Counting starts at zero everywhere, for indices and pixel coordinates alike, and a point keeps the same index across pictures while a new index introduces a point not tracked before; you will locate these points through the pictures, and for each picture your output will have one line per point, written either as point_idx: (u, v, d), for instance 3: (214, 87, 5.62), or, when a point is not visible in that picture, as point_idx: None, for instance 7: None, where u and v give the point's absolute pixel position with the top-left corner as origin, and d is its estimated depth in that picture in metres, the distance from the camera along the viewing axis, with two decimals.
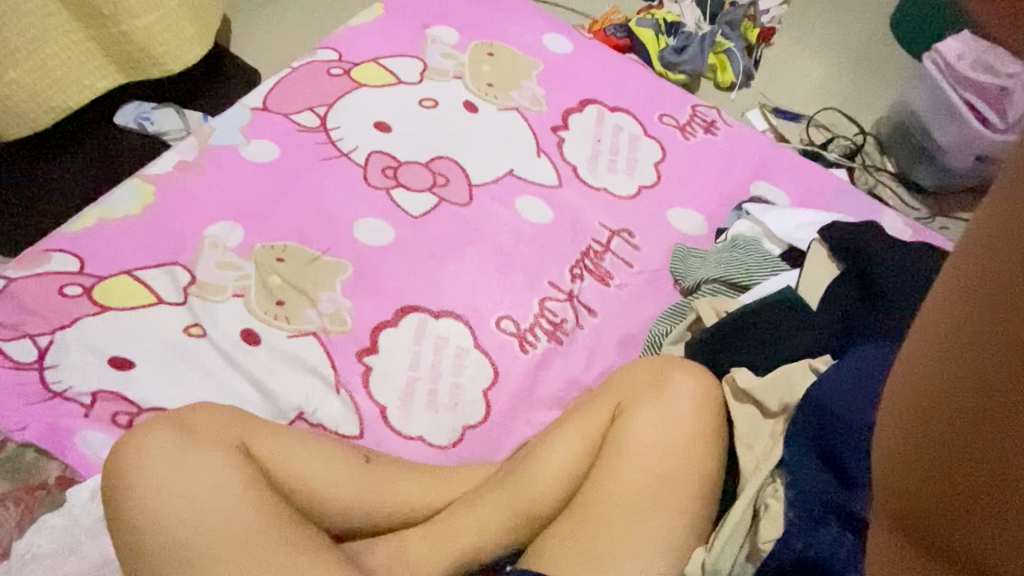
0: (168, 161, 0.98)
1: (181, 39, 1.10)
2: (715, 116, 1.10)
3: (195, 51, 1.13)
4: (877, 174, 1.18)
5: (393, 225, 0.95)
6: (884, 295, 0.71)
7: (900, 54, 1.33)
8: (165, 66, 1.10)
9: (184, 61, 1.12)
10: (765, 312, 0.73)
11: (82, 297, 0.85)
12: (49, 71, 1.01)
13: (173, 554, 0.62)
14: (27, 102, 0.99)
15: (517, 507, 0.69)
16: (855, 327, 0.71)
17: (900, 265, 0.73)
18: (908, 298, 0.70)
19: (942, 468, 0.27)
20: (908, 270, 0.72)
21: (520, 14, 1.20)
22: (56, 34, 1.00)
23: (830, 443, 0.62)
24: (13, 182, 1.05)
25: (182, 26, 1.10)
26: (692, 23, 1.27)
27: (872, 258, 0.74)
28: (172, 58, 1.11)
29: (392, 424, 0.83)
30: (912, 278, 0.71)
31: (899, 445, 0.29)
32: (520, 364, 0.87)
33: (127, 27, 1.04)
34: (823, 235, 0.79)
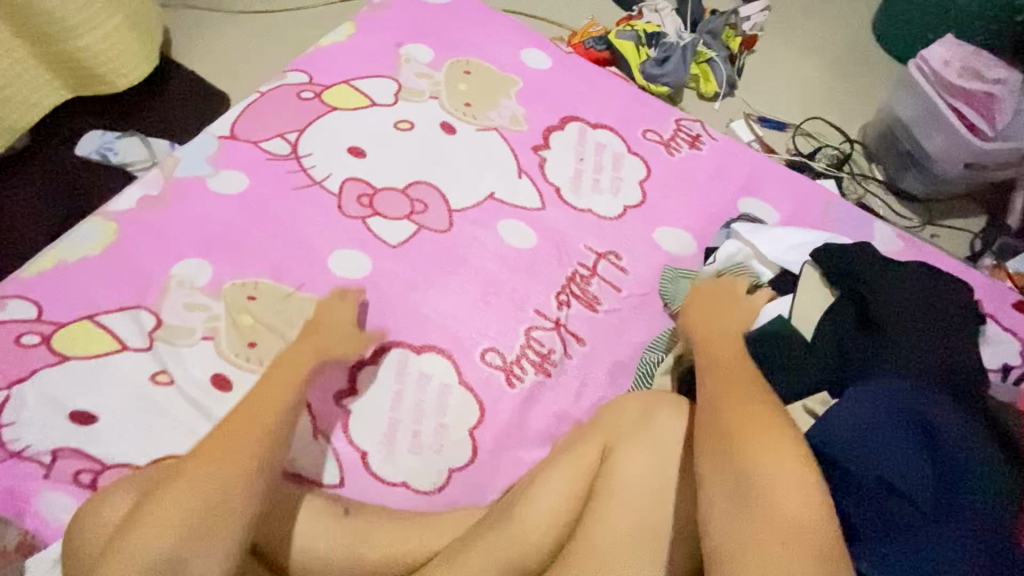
0: (131, 196, 0.93)
1: (126, 58, 1.08)
2: (700, 129, 1.07)
3: (143, 66, 1.11)
4: (866, 183, 1.16)
5: (370, 256, 0.91)
6: (880, 320, 0.69)
7: (883, 59, 1.32)
8: (112, 84, 1.08)
9: (129, 80, 1.10)
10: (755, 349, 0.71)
11: (40, 346, 0.80)
12: None
13: None
14: None
15: (506, 558, 0.65)
16: (855, 361, 0.68)
17: (899, 291, 0.71)
18: (908, 327, 0.67)
19: (705, 478, 0.54)
20: (907, 296, 0.70)
21: (497, 29, 1.16)
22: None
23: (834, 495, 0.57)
24: None
25: (127, 44, 1.07)
26: (673, 32, 1.24)
27: (869, 286, 0.72)
28: (115, 76, 1.08)
29: (374, 470, 0.79)
30: (911, 306, 0.69)
31: (717, 484, 0.52)
32: (507, 400, 0.83)
33: (68, 46, 1.02)
34: (814, 258, 0.78)
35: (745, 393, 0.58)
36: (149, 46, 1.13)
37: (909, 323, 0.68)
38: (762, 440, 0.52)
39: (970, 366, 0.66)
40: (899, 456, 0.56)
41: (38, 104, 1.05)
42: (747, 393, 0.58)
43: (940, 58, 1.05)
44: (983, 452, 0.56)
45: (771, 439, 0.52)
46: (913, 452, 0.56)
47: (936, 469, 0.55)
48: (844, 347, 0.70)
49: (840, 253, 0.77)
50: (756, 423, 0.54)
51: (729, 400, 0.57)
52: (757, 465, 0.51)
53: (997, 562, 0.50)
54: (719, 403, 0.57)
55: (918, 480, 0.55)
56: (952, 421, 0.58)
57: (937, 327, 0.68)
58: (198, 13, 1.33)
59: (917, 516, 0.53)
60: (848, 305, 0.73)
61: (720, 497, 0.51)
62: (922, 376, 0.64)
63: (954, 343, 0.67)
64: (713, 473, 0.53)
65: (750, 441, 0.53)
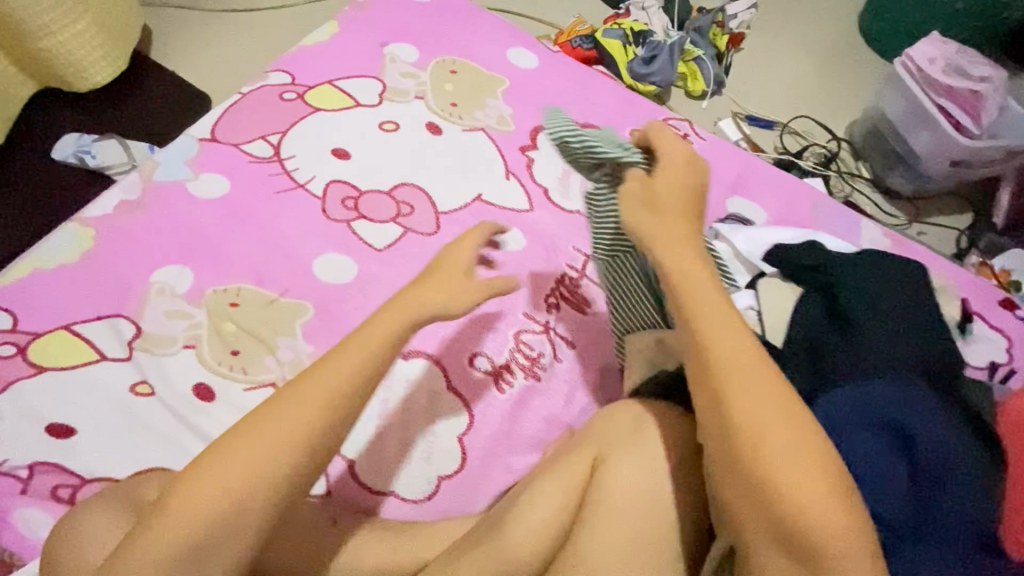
0: (109, 201, 0.91)
1: (86, 63, 1.07)
2: (688, 129, 1.07)
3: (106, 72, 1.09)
4: (853, 181, 1.17)
5: (356, 261, 0.89)
6: (860, 325, 0.66)
7: (869, 56, 1.32)
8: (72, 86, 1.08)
9: (91, 82, 1.09)
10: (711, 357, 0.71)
11: (16, 358, 0.78)
12: None
13: None
14: None
15: (497, 569, 0.64)
16: (829, 360, 0.66)
17: (866, 280, 0.70)
18: (878, 317, 0.66)
19: (733, 505, 0.48)
20: (874, 285, 0.69)
21: (483, 27, 1.15)
22: None
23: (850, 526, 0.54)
24: None
25: (91, 48, 1.06)
26: (660, 30, 1.23)
27: (837, 278, 0.71)
28: (76, 78, 1.08)
29: (362, 479, 0.78)
30: (878, 295, 0.68)
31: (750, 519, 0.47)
32: (496, 406, 0.82)
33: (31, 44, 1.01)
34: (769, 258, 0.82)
35: (771, 414, 0.47)
36: (119, 50, 1.12)
37: (889, 325, 0.66)
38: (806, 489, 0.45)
39: (951, 365, 0.64)
40: (879, 478, 0.54)
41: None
42: (766, 404, 0.47)
43: (926, 55, 1.05)
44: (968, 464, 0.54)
45: (814, 482, 0.45)
46: (892, 470, 0.55)
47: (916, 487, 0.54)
48: (827, 356, 0.66)
49: (804, 254, 0.77)
50: (781, 436, 0.46)
51: (753, 421, 0.47)
52: (807, 521, 0.44)
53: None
54: (736, 418, 0.48)
55: (898, 501, 0.53)
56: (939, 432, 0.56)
57: (905, 310, 0.67)
58: (176, 11, 1.30)
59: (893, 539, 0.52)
60: (819, 299, 0.72)
61: (773, 557, 0.46)
62: (901, 371, 0.62)
63: (938, 341, 0.65)
64: (753, 533, 0.47)
65: (795, 496, 0.45)
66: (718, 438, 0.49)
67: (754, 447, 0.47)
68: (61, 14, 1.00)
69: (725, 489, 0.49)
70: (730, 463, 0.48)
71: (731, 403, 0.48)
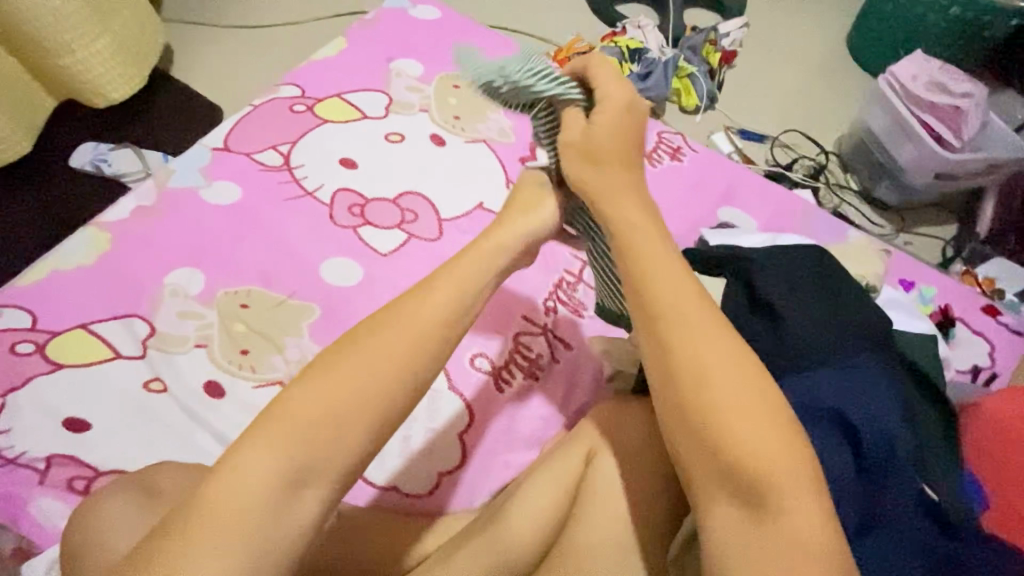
0: (126, 206, 0.95)
1: (106, 79, 1.09)
2: (681, 141, 1.11)
3: (124, 87, 1.12)
4: (841, 192, 1.21)
5: (361, 265, 0.93)
6: (790, 320, 0.67)
7: (858, 74, 1.37)
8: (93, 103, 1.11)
9: (108, 99, 1.11)
10: None
11: (35, 355, 0.81)
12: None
13: None
14: None
15: (497, 559, 0.66)
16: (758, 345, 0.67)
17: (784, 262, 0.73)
18: (797, 296, 0.69)
19: (688, 462, 0.50)
20: (793, 265, 0.73)
21: (485, 44, 1.20)
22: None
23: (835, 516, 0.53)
24: None
25: (110, 65, 1.09)
26: (655, 48, 1.28)
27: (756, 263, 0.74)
28: (94, 95, 1.10)
29: (366, 475, 0.80)
30: (795, 273, 0.72)
31: (704, 476, 0.49)
32: (496, 404, 0.85)
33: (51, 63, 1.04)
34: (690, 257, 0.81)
35: (727, 380, 0.50)
36: (136, 68, 1.14)
37: (813, 315, 0.68)
38: (756, 440, 0.48)
39: (878, 328, 0.68)
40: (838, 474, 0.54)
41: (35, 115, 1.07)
42: (723, 361, 0.51)
43: (907, 73, 1.10)
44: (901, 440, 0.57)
45: (762, 436, 0.48)
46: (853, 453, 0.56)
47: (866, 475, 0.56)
48: (766, 356, 0.66)
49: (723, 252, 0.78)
50: (738, 393, 0.49)
51: (710, 375, 0.50)
52: (759, 472, 0.47)
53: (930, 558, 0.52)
54: (699, 376, 0.50)
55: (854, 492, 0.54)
56: (878, 415, 0.58)
57: (820, 284, 0.71)
58: (191, 28, 1.36)
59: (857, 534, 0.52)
60: (738, 287, 0.74)
61: (725, 513, 0.48)
62: (841, 348, 0.65)
63: (859, 323, 0.68)
64: (707, 490, 0.49)
65: (746, 448, 0.47)
66: (675, 401, 0.51)
67: (708, 405, 0.49)
68: (81, 34, 1.03)
69: (680, 450, 0.51)
70: (685, 425, 0.50)
71: (685, 368, 0.51)
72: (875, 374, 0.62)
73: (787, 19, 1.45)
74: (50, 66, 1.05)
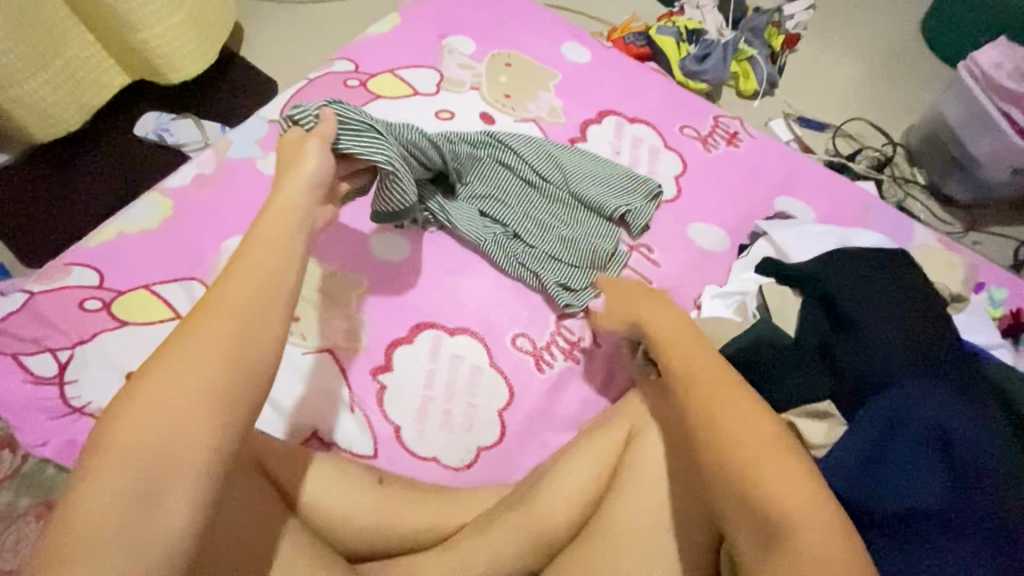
0: (186, 173, 0.98)
1: (182, 54, 1.11)
2: (738, 127, 1.07)
3: (197, 62, 1.14)
4: (907, 186, 1.15)
5: (408, 240, 0.93)
6: (868, 331, 0.68)
7: (932, 61, 1.29)
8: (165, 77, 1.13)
9: (184, 73, 1.13)
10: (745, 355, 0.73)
11: (101, 311, 0.86)
12: (65, 78, 1.04)
13: None
14: (52, 107, 1.04)
15: (532, 534, 0.67)
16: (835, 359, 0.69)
17: (859, 271, 0.72)
18: (876, 308, 0.69)
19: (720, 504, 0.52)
20: (868, 274, 0.72)
21: (539, 23, 1.18)
22: (73, 37, 1.03)
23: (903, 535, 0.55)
24: (47, 192, 1.10)
25: (185, 40, 1.10)
26: (714, 29, 1.23)
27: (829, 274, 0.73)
28: (172, 69, 1.12)
29: (406, 443, 0.82)
30: (871, 284, 0.71)
31: (731, 513, 0.51)
32: (535, 384, 0.85)
33: (132, 38, 1.06)
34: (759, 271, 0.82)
35: (738, 424, 0.52)
36: (208, 43, 1.16)
37: (892, 327, 0.67)
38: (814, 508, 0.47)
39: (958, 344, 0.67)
40: (907, 475, 0.57)
41: (106, 87, 1.11)
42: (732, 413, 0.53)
43: (991, 60, 1.02)
44: (988, 449, 0.57)
45: (800, 499, 0.48)
46: (931, 470, 0.57)
47: (949, 479, 0.56)
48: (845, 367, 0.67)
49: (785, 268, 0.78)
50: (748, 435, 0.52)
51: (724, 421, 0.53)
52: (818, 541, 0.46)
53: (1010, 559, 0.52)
54: (715, 425, 0.53)
55: (934, 492, 0.55)
56: (961, 426, 0.58)
57: (903, 296, 0.69)
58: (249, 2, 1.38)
59: (933, 530, 0.54)
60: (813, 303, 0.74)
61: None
62: (922, 364, 0.64)
63: (938, 336, 0.67)
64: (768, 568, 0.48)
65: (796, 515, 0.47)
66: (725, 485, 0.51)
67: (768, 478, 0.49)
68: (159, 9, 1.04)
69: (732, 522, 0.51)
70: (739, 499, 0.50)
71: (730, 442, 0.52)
72: (954, 394, 0.61)
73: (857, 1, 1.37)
74: (129, 40, 1.07)
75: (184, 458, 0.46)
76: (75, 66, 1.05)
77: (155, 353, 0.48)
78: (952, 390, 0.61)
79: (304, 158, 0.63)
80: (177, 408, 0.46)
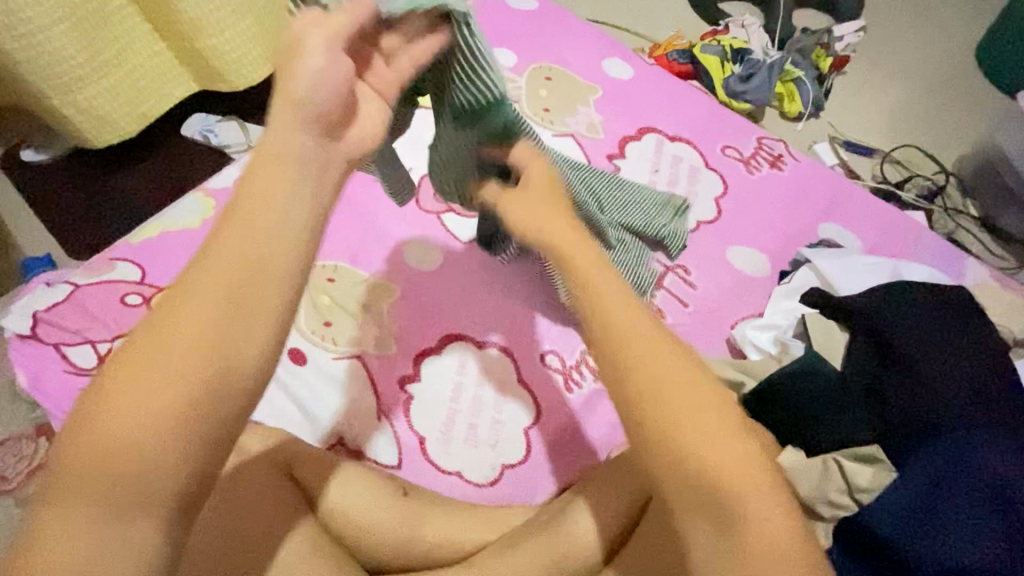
0: (229, 175, 1.00)
1: (246, 61, 1.12)
2: (782, 149, 1.05)
3: (259, 68, 1.15)
4: (958, 217, 1.10)
5: (442, 250, 0.93)
6: (925, 376, 0.64)
7: (987, 89, 1.24)
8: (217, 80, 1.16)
9: (247, 79, 1.15)
10: (790, 381, 0.68)
11: (141, 306, 0.88)
12: (129, 84, 1.07)
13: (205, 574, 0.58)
14: (110, 112, 1.07)
15: (557, 562, 0.65)
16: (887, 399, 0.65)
17: (916, 313, 0.68)
18: (932, 354, 0.65)
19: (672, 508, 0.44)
20: (925, 317, 0.68)
21: (582, 38, 1.17)
22: (141, 44, 1.06)
23: None
24: (99, 188, 1.15)
25: (250, 47, 1.11)
26: (759, 49, 1.21)
27: (884, 313, 0.69)
28: (237, 75, 1.13)
29: (430, 457, 0.81)
30: (928, 329, 0.67)
31: (689, 518, 0.43)
32: (563, 403, 0.84)
33: (198, 44, 1.08)
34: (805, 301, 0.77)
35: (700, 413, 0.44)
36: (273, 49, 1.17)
37: (949, 374, 0.64)
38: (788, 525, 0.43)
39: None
40: (957, 532, 0.56)
41: (166, 95, 1.13)
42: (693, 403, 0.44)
43: None
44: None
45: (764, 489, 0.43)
46: (985, 528, 0.55)
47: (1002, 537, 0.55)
48: (898, 408, 0.64)
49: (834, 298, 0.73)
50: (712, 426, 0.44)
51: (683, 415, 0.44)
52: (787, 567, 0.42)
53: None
54: (669, 416, 0.44)
55: (983, 551, 0.54)
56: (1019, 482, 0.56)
57: (962, 341, 0.66)
58: None
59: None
60: (865, 338, 0.70)
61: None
62: (981, 415, 0.61)
63: (1001, 385, 0.63)
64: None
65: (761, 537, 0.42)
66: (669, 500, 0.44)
67: (729, 492, 0.43)
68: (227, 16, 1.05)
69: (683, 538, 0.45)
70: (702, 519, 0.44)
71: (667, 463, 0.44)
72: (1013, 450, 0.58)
73: (910, 24, 1.33)
74: (196, 46, 1.08)
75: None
76: (139, 72, 1.08)
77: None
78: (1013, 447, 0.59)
79: (327, 47, 0.48)
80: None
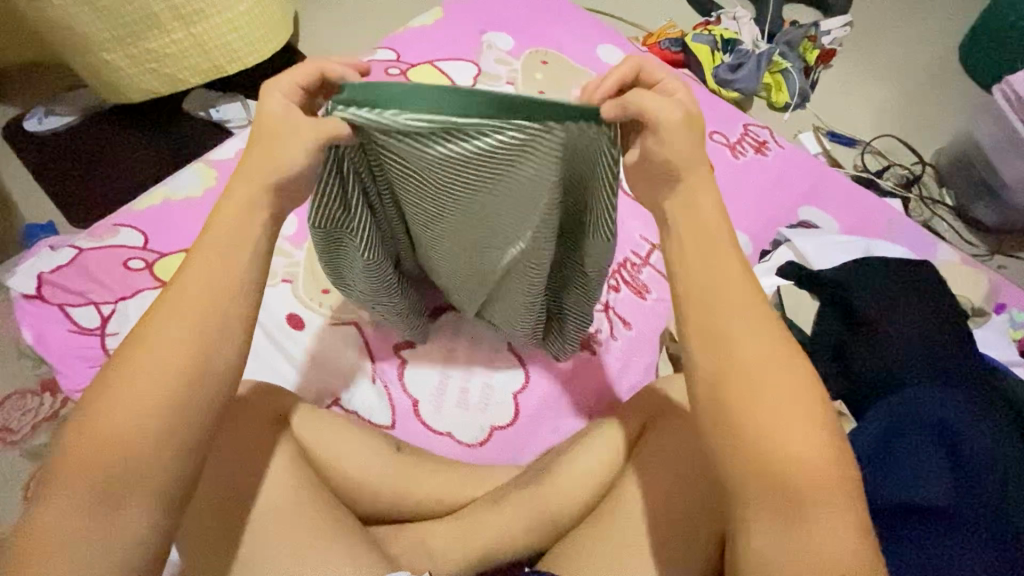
0: (229, 148, 1.02)
1: (253, 34, 1.14)
2: (767, 136, 1.09)
3: (267, 47, 1.17)
4: (933, 206, 1.16)
5: None
6: (886, 340, 0.69)
7: (968, 84, 1.29)
8: (236, 60, 1.15)
9: (243, 63, 1.16)
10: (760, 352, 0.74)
11: (144, 271, 0.90)
12: (131, 63, 1.09)
13: (203, 511, 0.62)
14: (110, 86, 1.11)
15: (541, 512, 0.69)
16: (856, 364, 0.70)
17: (882, 287, 0.72)
18: (894, 322, 0.70)
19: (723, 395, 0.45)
20: (890, 290, 0.72)
21: (576, 21, 1.20)
22: (156, 34, 1.05)
23: (908, 527, 0.56)
24: (100, 159, 1.17)
25: (250, 28, 1.13)
26: (749, 40, 1.25)
27: (854, 287, 0.73)
28: (232, 61, 1.14)
29: (423, 418, 0.85)
30: (895, 301, 0.71)
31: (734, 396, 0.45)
32: (551, 369, 0.88)
33: (204, 26, 1.08)
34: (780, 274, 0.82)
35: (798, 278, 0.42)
36: (274, 35, 1.18)
37: (910, 338, 0.68)
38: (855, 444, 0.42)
39: (978, 360, 0.68)
40: (914, 473, 0.59)
41: (177, 81, 1.13)
42: None
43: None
44: (990, 455, 0.59)
45: None
46: (935, 469, 0.58)
47: (955, 477, 0.58)
48: None
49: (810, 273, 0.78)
50: None
51: None
52: (816, 491, 0.43)
53: (1003, 554, 0.54)
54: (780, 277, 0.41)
55: (935, 489, 0.57)
56: (969, 431, 0.60)
57: (925, 310, 0.70)
58: None
59: (930, 526, 0.56)
60: (832, 308, 0.75)
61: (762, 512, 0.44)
62: (939, 376, 0.65)
63: (959, 350, 0.68)
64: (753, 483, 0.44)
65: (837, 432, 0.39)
66: None
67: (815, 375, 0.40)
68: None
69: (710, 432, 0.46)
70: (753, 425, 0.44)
71: (732, 363, 0.45)
72: (967, 405, 0.62)
73: (896, 20, 1.37)
74: (203, 28, 1.08)
75: (214, 393, 0.48)
76: (152, 59, 1.09)
77: (180, 287, 0.50)
78: (966, 403, 0.63)
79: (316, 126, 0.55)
80: (202, 343, 0.48)
